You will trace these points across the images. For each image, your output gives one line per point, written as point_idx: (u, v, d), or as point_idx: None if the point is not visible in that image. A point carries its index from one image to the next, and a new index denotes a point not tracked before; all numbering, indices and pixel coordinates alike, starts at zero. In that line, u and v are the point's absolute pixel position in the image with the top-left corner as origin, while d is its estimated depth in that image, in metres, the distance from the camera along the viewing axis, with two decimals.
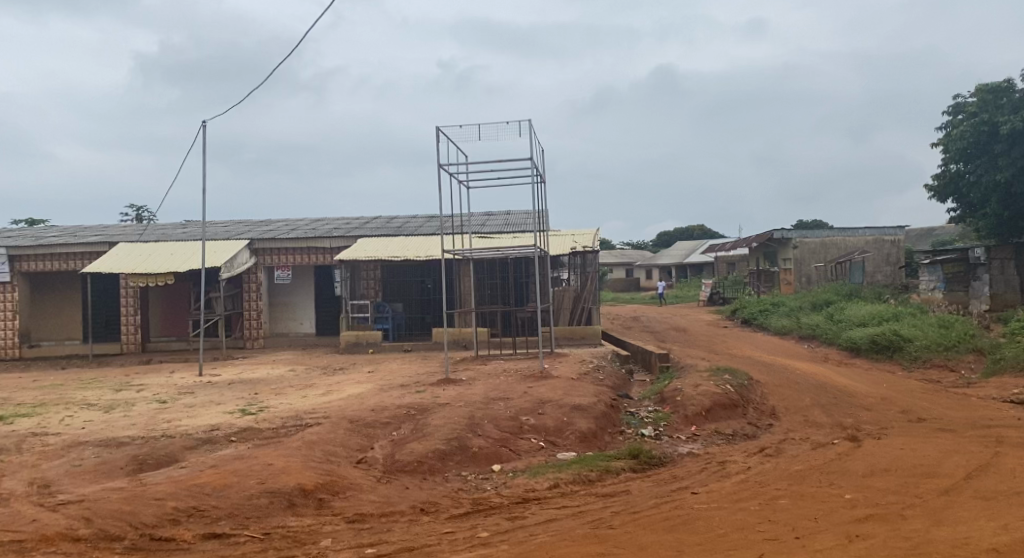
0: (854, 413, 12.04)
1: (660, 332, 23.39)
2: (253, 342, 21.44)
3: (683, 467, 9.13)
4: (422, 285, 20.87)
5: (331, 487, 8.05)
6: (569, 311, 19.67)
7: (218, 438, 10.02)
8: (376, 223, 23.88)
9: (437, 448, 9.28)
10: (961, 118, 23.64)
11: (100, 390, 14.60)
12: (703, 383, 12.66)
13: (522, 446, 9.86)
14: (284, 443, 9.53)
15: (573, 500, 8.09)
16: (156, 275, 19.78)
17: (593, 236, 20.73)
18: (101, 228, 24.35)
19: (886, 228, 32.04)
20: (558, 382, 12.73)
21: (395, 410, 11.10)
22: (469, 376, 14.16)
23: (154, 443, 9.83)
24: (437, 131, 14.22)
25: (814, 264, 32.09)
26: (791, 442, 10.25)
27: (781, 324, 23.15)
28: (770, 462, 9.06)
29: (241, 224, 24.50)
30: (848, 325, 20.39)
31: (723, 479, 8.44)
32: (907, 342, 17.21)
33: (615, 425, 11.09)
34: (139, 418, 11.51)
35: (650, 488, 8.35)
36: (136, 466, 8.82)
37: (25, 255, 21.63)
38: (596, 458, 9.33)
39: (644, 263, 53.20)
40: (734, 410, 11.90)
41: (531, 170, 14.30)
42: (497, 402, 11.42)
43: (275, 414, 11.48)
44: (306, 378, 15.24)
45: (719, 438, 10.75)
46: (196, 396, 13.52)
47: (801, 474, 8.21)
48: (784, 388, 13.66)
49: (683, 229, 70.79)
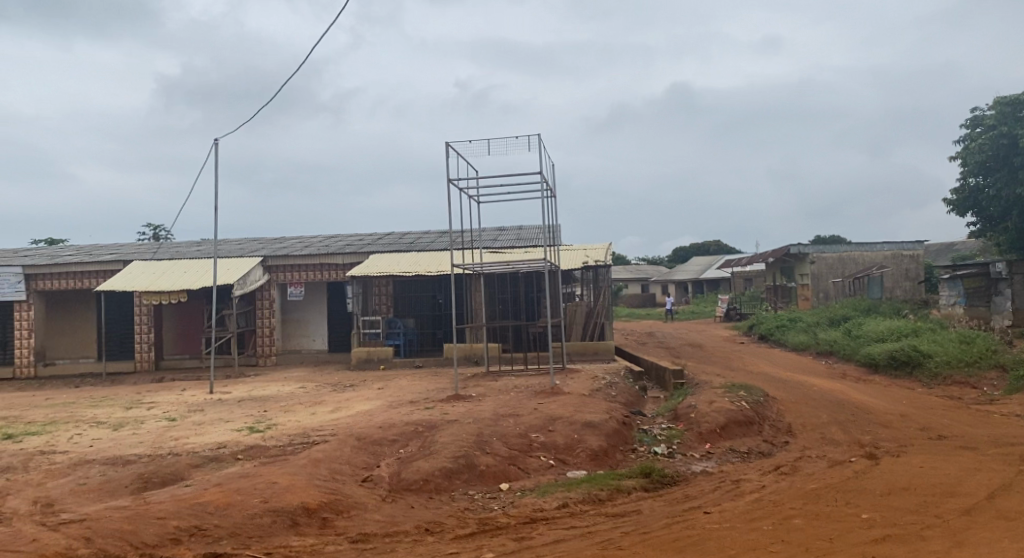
0: (873, 430, 11.76)
1: (675, 348, 23.15)
2: (266, 359, 21.43)
3: (696, 486, 8.91)
4: (434, 300, 20.80)
5: (335, 506, 7.92)
6: (582, 327, 19.50)
7: (225, 456, 9.93)
8: (389, 239, 23.87)
9: (444, 466, 9.13)
10: (980, 131, 23.34)
11: (111, 408, 14.59)
12: (717, 400, 12.45)
13: (531, 464, 9.69)
14: (291, 461, 9.42)
15: (583, 520, 7.91)
16: (170, 292, 19.81)
17: (605, 250, 20.57)
18: (117, 247, 24.51)
19: (905, 243, 31.63)
20: (569, 399, 12.56)
21: (403, 427, 10.98)
22: (479, 392, 14.02)
23: (160, 461, 9.75)
24: (448, 146, 14.27)
25: (831, 280, 31.79)
26: (807, 460, 10.01)
27: (798, 340, 22.84)
28: (785, 481, 8.83)
29: (254, 241, 24.59)
30: (866, 341, 20.07)
31: (737, 499, 8.22)
32: (927, 357, 16.88)
33: (627, 443, 10.90)
34: (147, 436, 11.45)
35: (662, 507, 8.15)
36: (140, 485, 8.73)
37: (41, 273, 21.79)
38: (607, 477, 9.12)
39: (660, 279, 52.99)
40: (749, 427, 11.67)
41: (541, 185, 14.28)
42: (506, 419, 11.27)
43: (283, 432, 11.39)
44: (316, 395, 15.16)
45: (734, 456, 10.52)
46: (205, 413, 13.47)
47: (816, 493, 7.98)
48: (801, 405, 13.39)
49: (699, 245, 70.44)
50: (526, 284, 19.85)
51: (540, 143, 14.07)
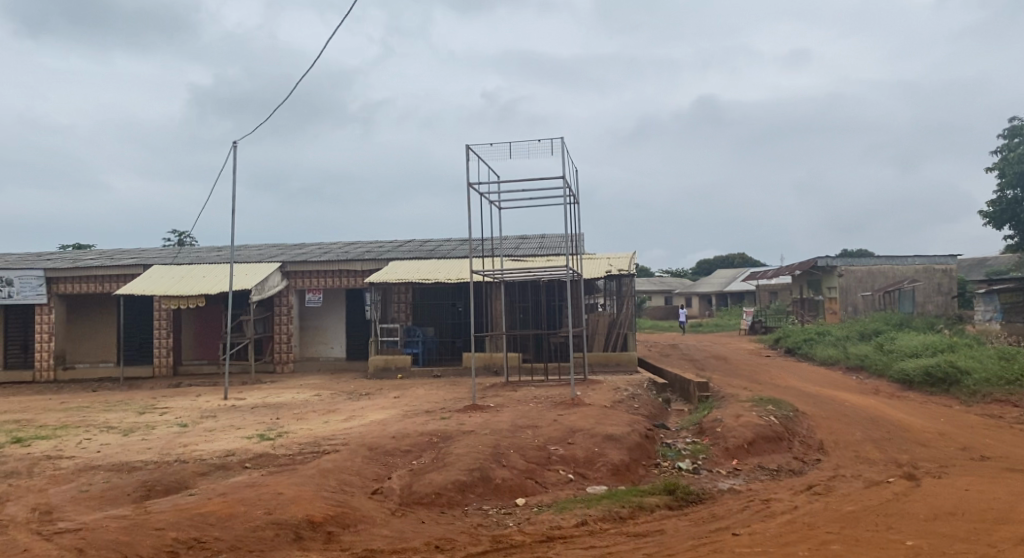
0: (910, 449, 11.18)
1: (700, 360, 22.60)
2: (283, 366, 21.19)
3: (723, 506, 8.42)
4: (454, 308, 20.43)
5: (342, 520, 7.54)
6: (605, 337, 19.00)
7: (233, 464, 9.60)
8: (409, 246, 23.55)
9: (457, 479, 8.72)
10: (1019, 141, 22.62)
11: (123, 412, 14.36)
12: (745, 414, 11.93)
13: (549, 478, 9.25)
14: (299, 471, 9.07)
15: (603, 539, 7.44)
16: (188, 297, 19.63)
17: (629, 260, 20.11)
18: (138, 251, 24.46)
19: (937, 257, 30.76)
20: (589, 410, 12.12)
21: (417, 437, 10.60)
22: (497, 402, 13.61)
23: (166, 468, 9.43)
24: (468, 149, 13.96)
25: (861, 294, 31.01)
26: (841, 480, 9.47)
27: (827, 354, 22.17)
28: (819, 502, 8.30)
29: (275, 246, 24.43)
30: (899, 356, 19.39)
31: (768, 520, 7.72)
32: (965, 374, 16.21)
33: (650, 457, 10.43)
34: (156, 442, 11.16)
35: (687, 527, 7.67)
36: (143, 493, 8.40)
37: (62, 277, 21.73)
38: (629, 494, 8.67)
39: (684, 291, 52.38)
40: (779, 443, 11.13)
41: (563, 190, 13.90)
42: (524, 430, 10.84)
43: (294, 440, 11.05)
44: (331, 403, 14.83)
45: (763, 473, 10.00)
46: (217, 420, 13.18)
47: (854, 517, 7.46)
48: (833, 421, 12.81)
49: (724, 257, 69.63)
50: (547, 292, 19.44)
51: (562, 146, 13.72)
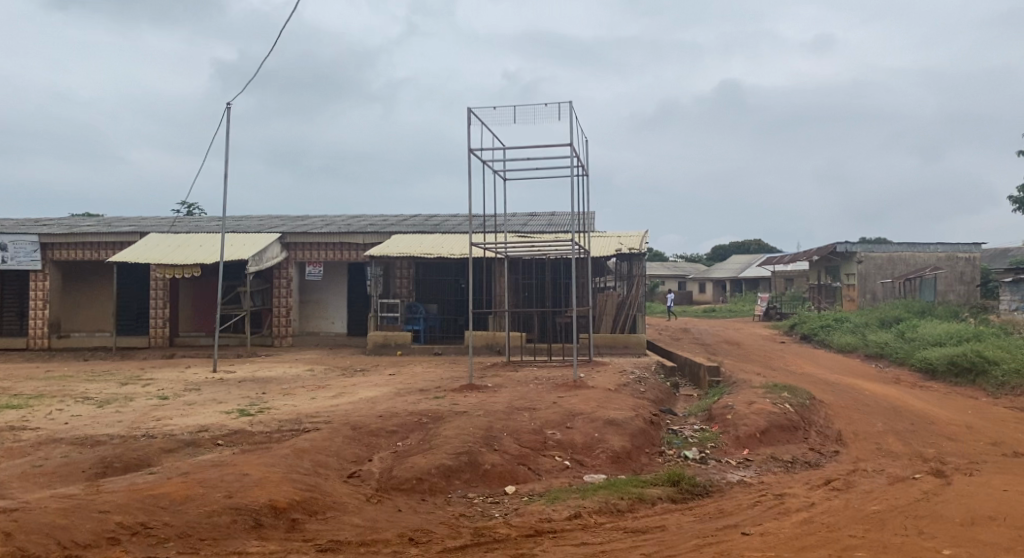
0: (937, 443, 10.36)
1: (712, 344, 21.81)
2: (282, 340, 20.55)
3: (733, 500, 7.66)
4: (457, 284, 19.63)
5: (309, 506, 6.84)
6: (613, 318, 18.22)
7: (204, 441, 8.92)
8: (414, 220, 22.82)
9: (442, 463, 7.99)
10: None
11: (105, 383, 13.72)
12: (758, 401, 11.14)
13: (544, 465, 8.51)
14: (273, 450, 8.37)
15: (597, 535, 6.70)
16: (184, 266, 18.97)
17: (640, 238, 19.28)
18: (137, 218, 23.81)
19: (960, 244, 29.73)
20: (592, 393, 11.36)
21: (405, 417, 9.87)
22: (495, 382, 12.84)
23: (131, 444, 8.74)
24: (469, 114, 13.24)
25: (880, 281, 30.04)
26: (863, 476, 8.67)
27: (844, 341, 21.32)
28: (839, 499, 7.53)
29: (276, 218, 23.75)
30: (922, 344, 18.52)
31: (782, 519, 6.94)
32: (993, 364, 15.31)
33: (654, 445, 9.67)
34: (129, 415, 10.49)
35: (692, 524, 6.90)
36: (99, 470, 7.72)
37: (56, 243, 21.10)
38: (629, 484, 7.92)
39: (698, 276, 51.42)
40: (794, 433, 10.34)
41: (570, 158, 13.13)
42: (520, 413, 10.10)
43: (275, 416, 10.36)
44: (322, 379, 14.15)
45: (776, 465, 9.22)
46: (200, 393, 12.53)
47: (879, 518, 6.65)
48: (853, 411, 11.99)
49: (740, 243, 68.51)
50: (554, 269, 18.62)
51: (570, 111, 12.94)
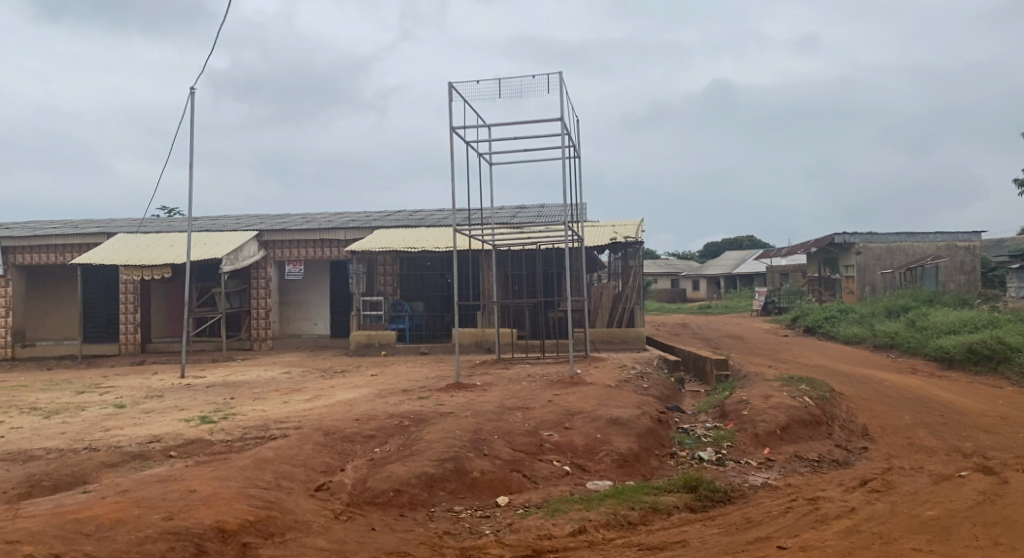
0: (974, 437, 9.36)
1: (713, 338, 20.83)
2: (261, 343, 19.48)
3: (760, 507, 6.63)
4: (444, 280, 18.58)
5: (264, 527, 5.77)
6: (609, 312, 17.25)
7: (154, 453, 7.83)
8: (399, 216, 21.79)
9: (424, 472, 6.93)
10: None
11: (59, 392, 12.56)
12: (775, 395, 10.12)
13: (541, 471, 7.46)
14: (231, 461, 7.30)
15: (606, 553, 5.65)
16: (152, 266, 17.84)
17: (636, 227, 18.30)
18: (106, 220, 22.62)
19: (960, 232, 28.88)
20: (592, 390, 10.34)
21: (385, 420, 8.81)
22: (485, 381, 11.80)
23: (69, 458, 7.64)
24: (450, 90, 12.25)
25: (880, 271, 29.11)
26: (901, 474, 7.65)
27: (850, 332, 20.37)
28: (884, 503, 6.51)
29: (254, 216, 22.69)
30: (933, 332, 17.57)
31: (823, 529, 5.91)
32: (1015, 351, 14.35)
33: (663, 446, 8.63)
34: (75, 426, 9.38)
35: (717, 537, 5.87)
36: (24, 490, 6.63)
37: (19, 246, 19.98)
38: (640, 491, 6.88)
39: (692, 274, 50.50)
40: (817, 429, 9.33)
41: (561, 137, 12.21)
42: (513, 413, 9.05)
43: (239, 423, 9.28)
44: (298, 382, 13.07)
45: (801, 465, 8.20)
46: (162, 400, 11.41)
47: (942, 526, 5.63)
48: (876, 403, 10.98)
49: (732, 239, 67.71)
50: (546, 260, 17.60)
51: (560, 86, 12.02)
